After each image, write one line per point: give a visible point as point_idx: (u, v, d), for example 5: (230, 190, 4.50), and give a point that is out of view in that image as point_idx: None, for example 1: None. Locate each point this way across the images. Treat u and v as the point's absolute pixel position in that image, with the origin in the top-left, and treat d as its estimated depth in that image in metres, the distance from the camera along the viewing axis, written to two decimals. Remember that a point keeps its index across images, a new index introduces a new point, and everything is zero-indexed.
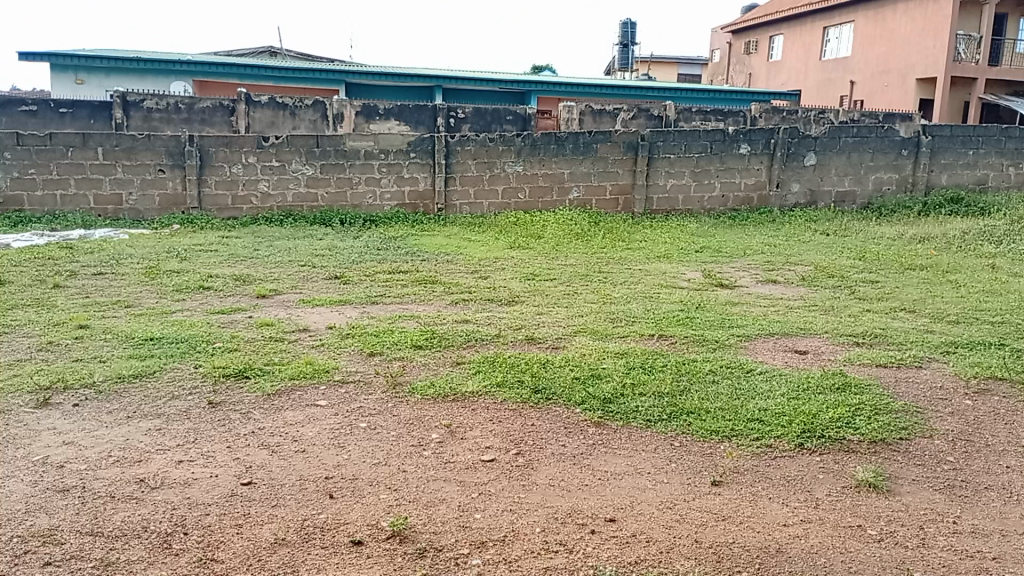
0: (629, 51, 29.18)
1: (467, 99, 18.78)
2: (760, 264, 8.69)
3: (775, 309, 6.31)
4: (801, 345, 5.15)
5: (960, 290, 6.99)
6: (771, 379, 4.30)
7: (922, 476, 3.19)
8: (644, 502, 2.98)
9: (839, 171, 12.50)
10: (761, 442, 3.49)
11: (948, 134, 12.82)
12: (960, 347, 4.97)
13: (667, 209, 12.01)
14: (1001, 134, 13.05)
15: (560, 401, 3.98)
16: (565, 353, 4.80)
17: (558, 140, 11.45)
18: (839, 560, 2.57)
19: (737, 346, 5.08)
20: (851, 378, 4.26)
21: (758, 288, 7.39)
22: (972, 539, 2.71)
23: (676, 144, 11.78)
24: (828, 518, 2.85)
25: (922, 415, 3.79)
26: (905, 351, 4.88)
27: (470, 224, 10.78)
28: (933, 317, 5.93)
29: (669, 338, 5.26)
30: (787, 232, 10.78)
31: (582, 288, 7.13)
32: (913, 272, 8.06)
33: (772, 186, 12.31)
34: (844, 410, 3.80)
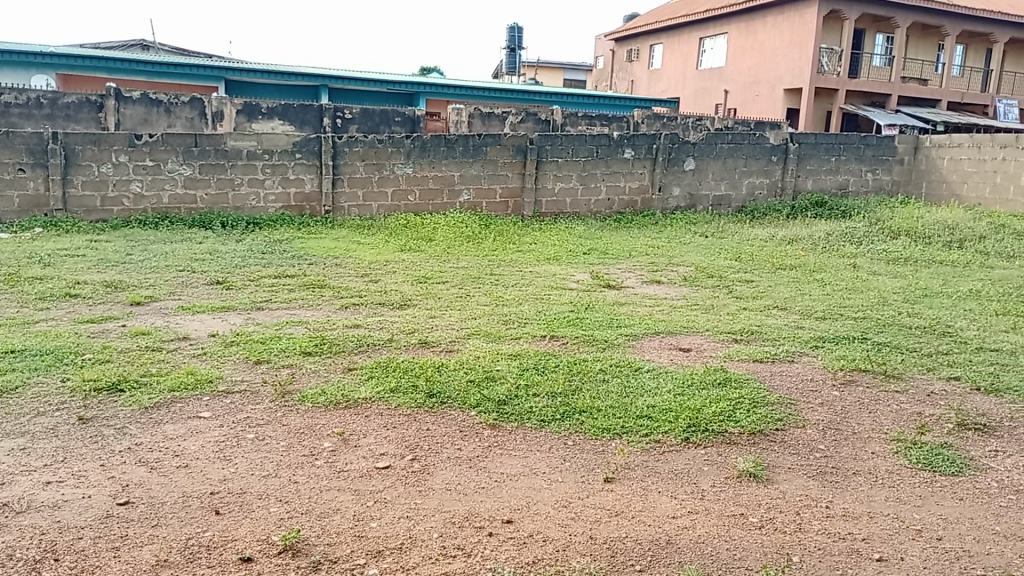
0: (516, 55, 29.53)
1: (354, 100, 18.47)
2: (645, 265, 8.98)
3: (660, 309, 6.55)
4: (684, 343, 5.35)
5: (825, 288, 7.46)
6: (657, 376, 4.45)
7: (796, 465, 3.39)
8: (540, 502, 3.01)
9: (716, 175, 13.13)
10: (650, 438, 3.61)
11: (813, 141, 13.68)
12: (826, 341, 5.32)
13: (556, 212, 12.25)
14: (860, 143, 14.04)
15: (455, 404, 3.98)
16: (458, 356, 4.80)
17: (448, 142, 11.42)
18: (724, 548, 2.67)
19: (625, 345, 5.24)
20: (731, 373, 4.47)
21: (644, 289, 7.63)
22: (843, 522, 2.89)
23: (564, 148, 12.03)
24: (713, 508, 2.98)
25: (795, 406, 4.03)
26: (779, 346, 5.18)
27: (359, 226, 10.60)
28: (803, 314, 6.31)
29: (561, 338, 5.36)
30: (669, 234, 11.22)
31: (473, 291, 7.15)
32: (783, 271, 8.54)
33: (655, 190, 12.77)
34: (726, 404, 3.98)
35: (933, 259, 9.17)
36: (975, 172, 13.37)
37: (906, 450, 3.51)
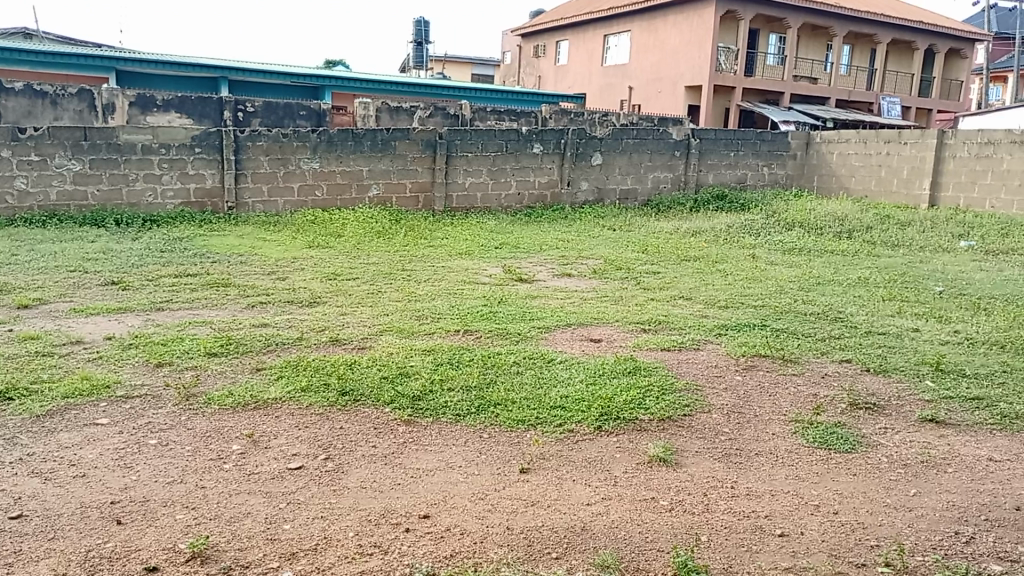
0: (423, 49, 29.31)
1: (256, 92, 17.91)
2: (555, 259, 9.10)
3: (571, 301, 6.66)
4: (595, 334, 5.46)
5: (727, 278, 7.76)
6: (570, 368, 4.52)
7: (703, 448, 3.51)
8: (456, 496, 3.02)
9: (623, 169, 13.43)
10: (564, 428, 3.68)
11: (713, 137, 14.18)
12: (729, 329, 5.53)
13: (466, 206, 12.25)
14: (757, 138, 14.64)
15: (369, 401, 3.93)
16: (371, 353, 4.74)
17: (355, 136, 11.23)
18: (637, 531, 2.75)
19: (538, 337, 5.30)
20: (640, 362, 4.59)
21: (555, 282, 7.74)
22: (748, 501, 3.01)
23: (473, 142, 12.03)
24: (626, 493, 3.06)
25: (701, 392, 4.18)
26: (685, 335, 5.35)
27: (264, 223, 10.30)
28: (706, 303, 6.55)
29: (474, 332, 5.37)
30: (579, 228, 11.40)
31: (384, 287, 7.08)
32: (688, 263, 8.82)
33: (564, 184, 12.95)
34: (636, 392, 4.09)
35: (825, 249, 9.66)
36: (862, 166, 14.14)
37: (804, 431, 3.69)
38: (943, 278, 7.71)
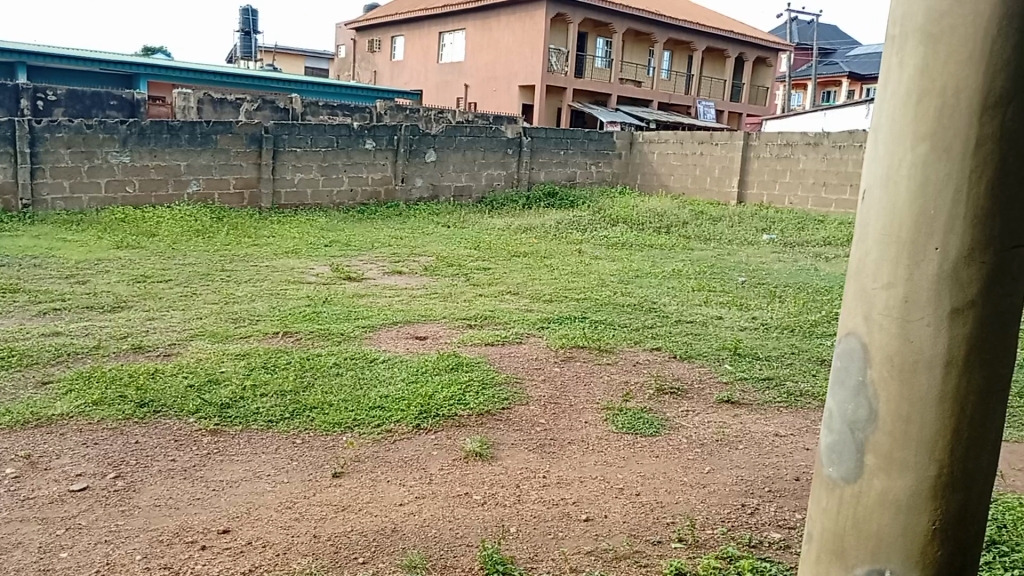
0: (251, 39, 28.02)
1: (59, 80, 16.35)
2: (386, 256, 8.97)
3: (399, 299, 6.59)
4: (421, 331, 5.43)
5: (553, 272, 7.99)
6: (392, 367, 4.46)
7: (518, 440, 3.58)
8: (261, 507, 2.89)
9: (456, 167, 13.50)
10: (382, 428, 3.62)
11: (544, 136, 14.57)
12: (551, 322, 5.69)
13: (296, 203, 11.81)
14: (585, 138, 15.20)
15: (170, 412, 3.68)
16: (177, 360, 4.43)
17: (172, 129, 10.51)
18: (447, 528, 2.74)
19: (362, 337, 5.18)
20: (463, 358, 4.61)
21: (384, 280, 7.62)
22: (558, 489, 3.10)
23: (302, 137, 11.63)
24: (439, 491, 3.05)
25: (520, 385, 4.26)
26: (509, 329, 5.45)
27: (65, 222, 9.40)
28: (532, 297, 6.70)
29: (294, 334, 5.18)
30: (413, 225, 11.34)
31: (201, 289, 6.67)
32: (518, 258, 8.99)
33: (397, 180, 12.82)
34: (456, 388, 4.09)
35: (646, 243, 10.19)
36: (679, 164, 15.03)
37: (614, 418, 3.85)
38: (746, 268, 8.36)
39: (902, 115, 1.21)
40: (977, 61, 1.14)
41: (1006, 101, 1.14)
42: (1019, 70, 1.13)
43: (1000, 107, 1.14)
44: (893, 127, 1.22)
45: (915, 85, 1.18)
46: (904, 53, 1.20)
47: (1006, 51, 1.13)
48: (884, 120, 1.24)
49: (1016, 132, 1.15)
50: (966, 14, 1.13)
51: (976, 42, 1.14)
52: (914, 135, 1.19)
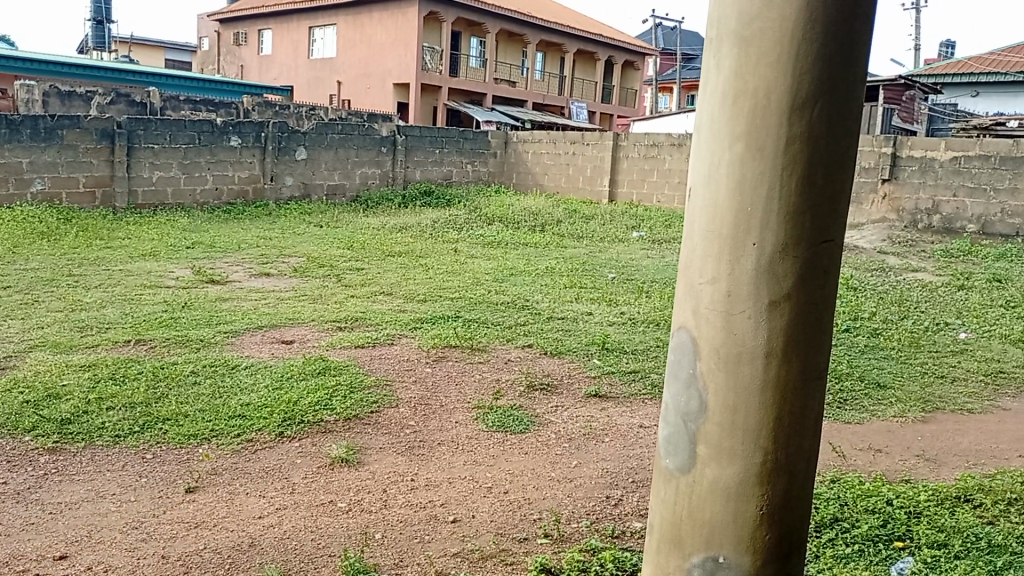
0: (104, 28, 26.27)
1: None
2: (253, 258, 8.61)
3: (265, 302, 6.33)
4: (288, 335, 5.23)
5: (427, 272, 7.93)
6: (255, 373, 4.27)
7: (387, 444, 3.50)
8: (105, 528, 2.69)
9: (329, 165, 13.15)
10: (242, 438, 3.45)
11: (418, 134, 14.45)
12: (424, 322, 5.64)
13: (155, 203, 11.14)
14: (460, 137, 15.19)
15: (2, 431, 3.37)
16: (11, 374, 4.06)
17: (10, 123, 9.57)
18: (309, 539, 2.64)
19: (223, 343, 4.94)
20: (331, 362, 4.47)
21: (250, 283, 7.29)
22: (426, 491, 3.06)
23: (160, 133, 10.97)
24: (302, 500, 2.94)
25: (390, 387, 4.19)
26: (380, 330, 5.35)
27: None
28: (406, 297, 6.62)
29: (148, 342, 4.86)
30: (283, 225, 10.93)
31: (43, 296, 6.16)
32: (392, 258, 8.87)
33: (266, 179, 12.36)
34: (322, 393, 3.97)
35: (521, 242, 10.30)
36: (553, 164, 15.27)
37: (484, 416, 3.85)
38: (616, 265, 8.61)
39: (721, 114, 1.26)
40: (786, 64, 1.20)
41: (813, 100, 1.21)
42: (824, 73, 1.20)
43: (807, 108, 1.21)
44: (713, 126, 1.27)
45: (731, 88, 1.24)
46: (721, 57, 1.26)
47: (811, 54, 1.20)
48: (706, 121, 1.30)
49: (823, 131, 1.22)
50: (774, 20, 1.19)
51: (783, 46, 1.20)
52: (731, 135, 1.25)
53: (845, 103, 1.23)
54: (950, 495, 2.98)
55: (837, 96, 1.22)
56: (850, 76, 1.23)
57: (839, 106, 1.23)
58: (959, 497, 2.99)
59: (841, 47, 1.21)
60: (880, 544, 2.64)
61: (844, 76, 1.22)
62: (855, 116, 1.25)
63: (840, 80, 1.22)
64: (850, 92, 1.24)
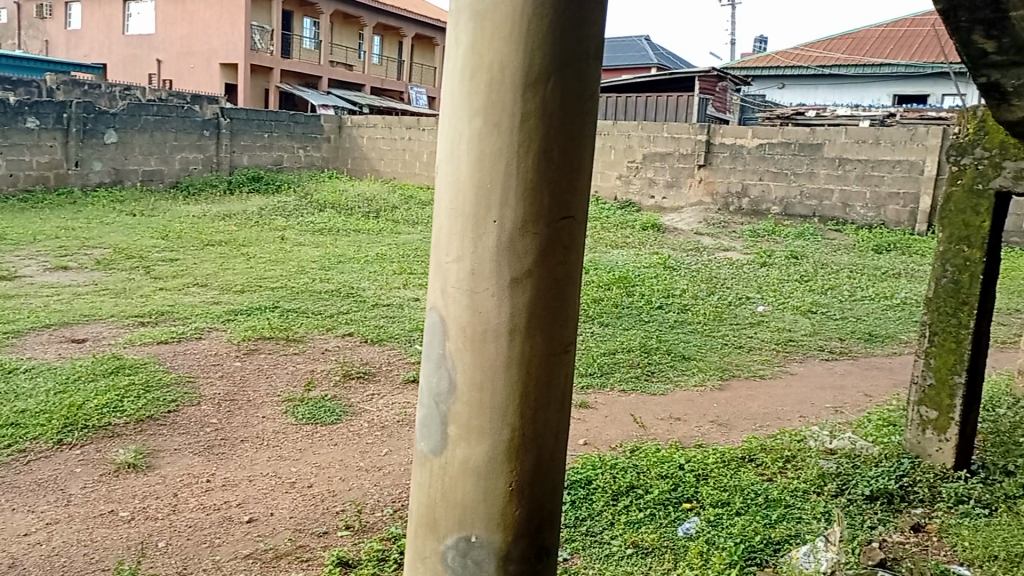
0: None
1: None
2: (50, 250, 7.86)
3: (59, 298, 5.77)
4: (80, 333, 4.78)
5: (249, 261, 7.56)
6: (35, 376, 3.87)
7: (182, 445, 3.28)
8: None
9: (143, 149, 12.22)
10: (13, 449, 3.11)
11: (244, 117, 13.73)
12: (238, 313, 5.35)
13: None
14: (290, 120, 14.60)
15: None
16: None
17: None
18: (82, 553, 2.41)
19: (2, 345, 4.43)
20: (126, 361, 4.12)
21: (43, 278, 6.62)
22: (222, 492, 2.89)
23: None
24: (78, 512, 2.68)
25: (192, 384, 3.93)
26: (188, 324, 5.02)
27: None
28: (222, 288, 6.26)
29: None
30: (90, 214, 10.03)
31: None
32: (212, 247, 8.38)
33: (70, 165, 11.28)
34: (112, 394, 3.65)
35: (352, 228, 10.04)
36: (388, 149, 14.98)
37: (294, 410, 3.69)
38: None
39: (461, 88, 1.23)
40: (521, 37, 1.18)
41: (547, 76, 1.20)
42: (555, 49, 1.20)
43: (541, 83, 1.20)
44: (453, 100, 1.25)
45: (468, 62, 1.22)
46: (459, 29, 1.23)
47: (544, 29, 1.19)
48: (448, 94, 1.26)
49: (559, 105, 1.21)
50: None
51: (517, 19, 1.18)
52: (470, 109, 1.22)
53: (579, 80, 1.23)
54: (735, 457, 3.20)
55: (571, 73, 1.22)
56: (583, 54, 1.23)
57: (573, 82, 1.22)
58: (744, 457, 3.21)
59: (574, 23, 1.21)
60: (670, 506, 2.78)
61: (577, 53, 1.22)
62: (589, 94, 1.26)
63: (574, 56, 1.22)
64: (584, 70, 1.24)
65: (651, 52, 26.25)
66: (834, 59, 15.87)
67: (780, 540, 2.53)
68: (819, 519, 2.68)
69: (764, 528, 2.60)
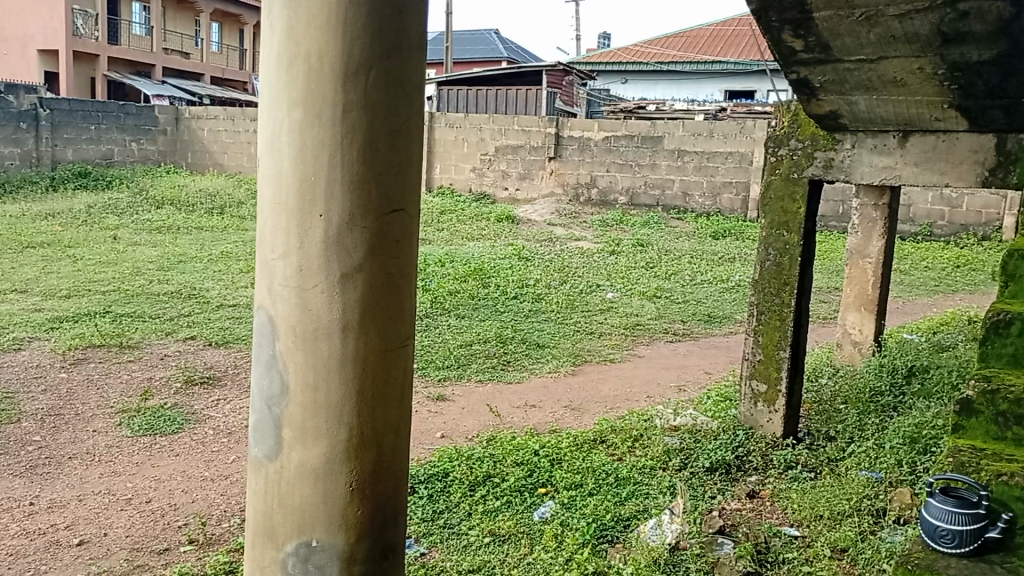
0: None
1: None
2: None
3: None
4: None
5: (75, 264, 6.96)
6: None
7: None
8: None
9: None
10: None
11: (67, 107, 12.60)
12: (63, 321, 4.91)
13: None
14: (119, 111, 13.58)
15: None
16: None
17: None
18: None
19: None
20: None
21: None
22: (48, 515, 2.64)
23: None
24: None
25: (10, 400, 3.57)
26: (4, 335, 4.55)
27: None
28: (44, 295, 5.72)
29: None
30: None
31: None
32: (32, 250, 7.64)
33: None
34: None
35: (194, 226, 9.48)
36: (232, 142, 14.20)
37: (131, 421, 3.44)
38: None
39: (278, 79, 1.19)
40: (338, 27, 1.15)
41: (369, 66, 1.17)
42: (375, 38, 1.17)
43: (362, 73, 1.17)
44: (271, 91, 1.20)
45: (285, 50, 1.17)
46: (272, 16, 1.18)
47: (362, 17, 1.16)
48: (265, 85, 1.21)
49: (382, 96, 1.19)
50: None
51: (333, 7, 1.15)
52: (288, 100, 1.18)
53: (402, 70, 1.21)
54: (588, 440, 3.30)
55: (394, 63, 1.20)
56: (407, 43, 1.22)
57: (395, 72, 1.20)
58: (595, 440, 3.32)
59: (394, 13, 1.19)
60: (526, 493, 2.83)
61: (400, 42, 1.20)
62: (413, 84, 1.24)
63: (396, 46, 1.20)
64: (408, 60, 1.22)
65: (501, 46, 26.54)
66: (671, 55, 16.70)
67: (630, 516, 2.64)
68: (665, 493, 2.82)
69: (615, 506, 2.70)
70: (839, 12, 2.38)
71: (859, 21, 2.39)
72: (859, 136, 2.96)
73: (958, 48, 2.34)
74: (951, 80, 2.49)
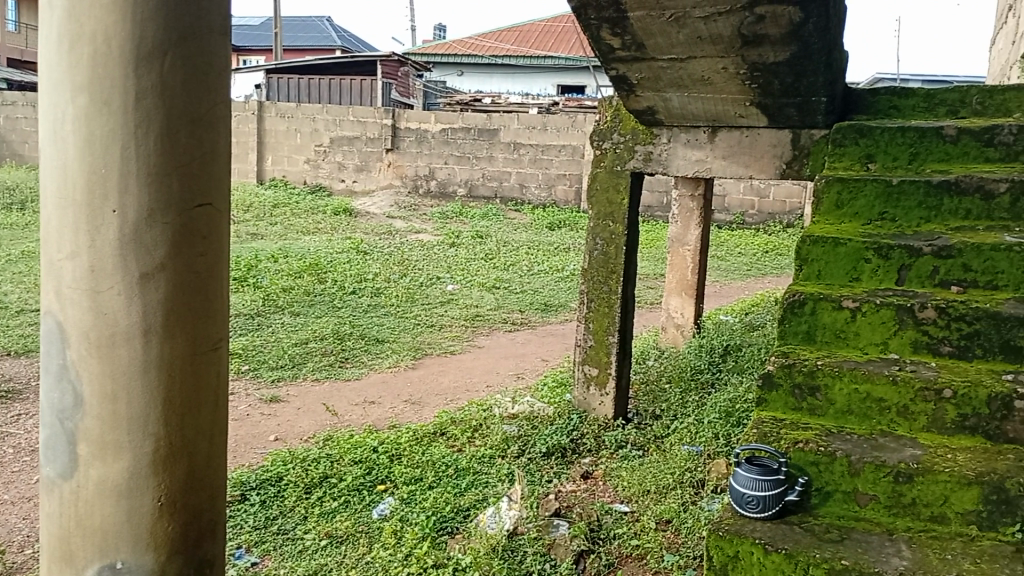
0: None
1: None
2: None
3: None
4: None
5: None
6: None
7: None
8: None
9: None
10: None
11: None
12: None
13: None
14: None
15: None
16: None
17: None
18: None
19: None
20: None
21: None
22: None
23: None
24: None
25: None
26: None
27: None
28: None
29: None
30: None
31: None
32: None
33: None
34: None
35: None
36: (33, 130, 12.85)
37: None
38: None
39: (59, 61, 1.08)
40: (127, 7, 1.06)
41: (164, 49, 1.09)
42: (170, 20, 1.09)
43: (156, 57, 1.09)
44: (52, 74, 1.09)
45: (66, 30, 1.07)
46: None
47: None
48: (44, 68, 1.10)
49: (180, 83, 1.11)
50: None
51: None
52: (72, 85, 1.08)
53: (203, 55, 1.14)
54: (428, 433, 3.30)
55: (193, 48, 1.12)
56: (208, 26, 1.14)
57: (195, 57, 1.13)
58: (435, 432, 3.32)
59: None
60: (365, 491, 2.78)
61: (200, 25, 1.13)
62: (216, 70, 1.17)
63: (196, 28, 1.12)
64: (209, 45, 1.15)
65: (334, 35, 25.83)
66: (504, 49, 16.98)
67: (469, 506, 2.66)
68: (503, 481, 2.87)
69: (454, 497, 2.71)
70: (651, 13, 2.50)
71: (669, 22, 2.52)
72: (674, 130, 3.14)
73: (756, 48, 2.52)
74: (751, 80, 2.69)
